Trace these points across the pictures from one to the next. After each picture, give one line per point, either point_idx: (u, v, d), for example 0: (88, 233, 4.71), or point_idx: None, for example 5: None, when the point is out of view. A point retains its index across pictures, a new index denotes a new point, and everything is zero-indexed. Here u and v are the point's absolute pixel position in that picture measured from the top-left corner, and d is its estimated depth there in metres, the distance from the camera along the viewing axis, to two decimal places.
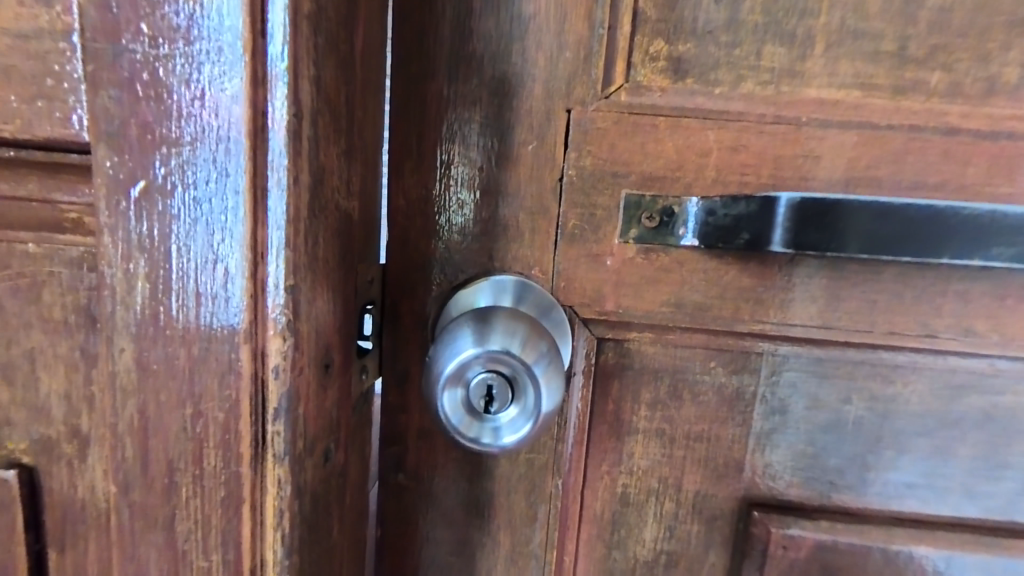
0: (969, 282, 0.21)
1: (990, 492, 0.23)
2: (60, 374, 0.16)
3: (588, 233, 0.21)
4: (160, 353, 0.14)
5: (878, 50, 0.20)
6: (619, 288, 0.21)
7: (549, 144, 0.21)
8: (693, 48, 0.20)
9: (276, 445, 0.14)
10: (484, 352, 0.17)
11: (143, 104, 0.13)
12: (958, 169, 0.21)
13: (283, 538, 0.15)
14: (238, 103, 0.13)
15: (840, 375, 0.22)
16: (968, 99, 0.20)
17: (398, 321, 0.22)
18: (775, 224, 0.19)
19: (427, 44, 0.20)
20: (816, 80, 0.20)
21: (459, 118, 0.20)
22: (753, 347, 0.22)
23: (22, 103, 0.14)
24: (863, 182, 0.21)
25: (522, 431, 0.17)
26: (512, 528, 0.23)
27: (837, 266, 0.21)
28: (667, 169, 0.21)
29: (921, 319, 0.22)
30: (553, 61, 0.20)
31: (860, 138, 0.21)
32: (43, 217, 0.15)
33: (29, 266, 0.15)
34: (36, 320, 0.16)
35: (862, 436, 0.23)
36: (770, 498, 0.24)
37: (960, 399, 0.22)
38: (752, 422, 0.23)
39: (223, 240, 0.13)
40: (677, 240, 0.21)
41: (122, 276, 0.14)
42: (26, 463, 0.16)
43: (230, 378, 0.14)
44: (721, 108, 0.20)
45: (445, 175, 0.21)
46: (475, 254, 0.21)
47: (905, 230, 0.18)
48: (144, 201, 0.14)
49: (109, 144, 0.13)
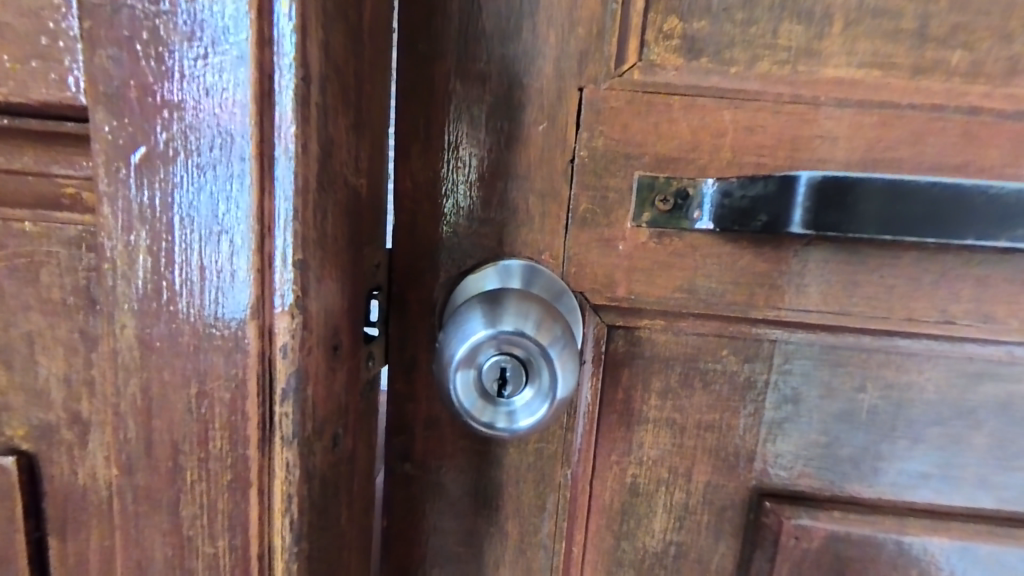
0: (987, 267, 0.21)
1: (1006, 482, 0.23)
2: (59, 357, 0.15)
3: (600, 217, 0.21)
4: (163, 331, 0.14)
5: (898, 29, 0.20)
6: (631, 273, 0.21)
7: (560, 125, 0.20)
8: (708, 26, 0.20)
9: (285, 427, 0.14)
10: (497, 334, 0.17)
11: (143, 64, 0.13)
12: (979, 152, 0.20)
13: (292, 523, 0.14)
14: (244, 65, 0.12)
15: (856, 363, 0.22)
16: (991, 79, 0.20)
17: (405, 307, 0.21)
18: (794, 204, 0.18)
19: (433, 21, 0.19)
20: (834, 59, 0.20)
21: (468, 97, 0.20)
22: (767, 334, 0.22)
23: (17, 69, 0.13)
24: (882, 165, 0.20)
25: (537, 414, 0.17)
26: (520, 518, 0.23)
27: (853, 251, 0.21)
28: (681, 151, 0.20)
29: (938, 305, 0.21)
30: (564, 38, 0.19)
31: (878, 120, 0.20)
32: (39, 193, 0.14)
33: (26, 245, 0.15)
34: (34, 302, 0.15)
35: (876, 425, 0.22)
36: (782, 488, 0.23)
37: (976, 387, 0.22)
38: (764, 410, 0.22)
39: (229, 209, 0.13)
40: (691, 223, 0.20)
41: (122, 249, 0.14)
42: (25, 449, 0.16)
43: (237, 357, 0.14)
44: (737, 88, 0.20)
45: (453, 156, 0.20)
46: (483, 238, 0.21)
47: (928, 210, 0.18)
48: (145, 168, 0.13)
49: (108, 107, 0.13)
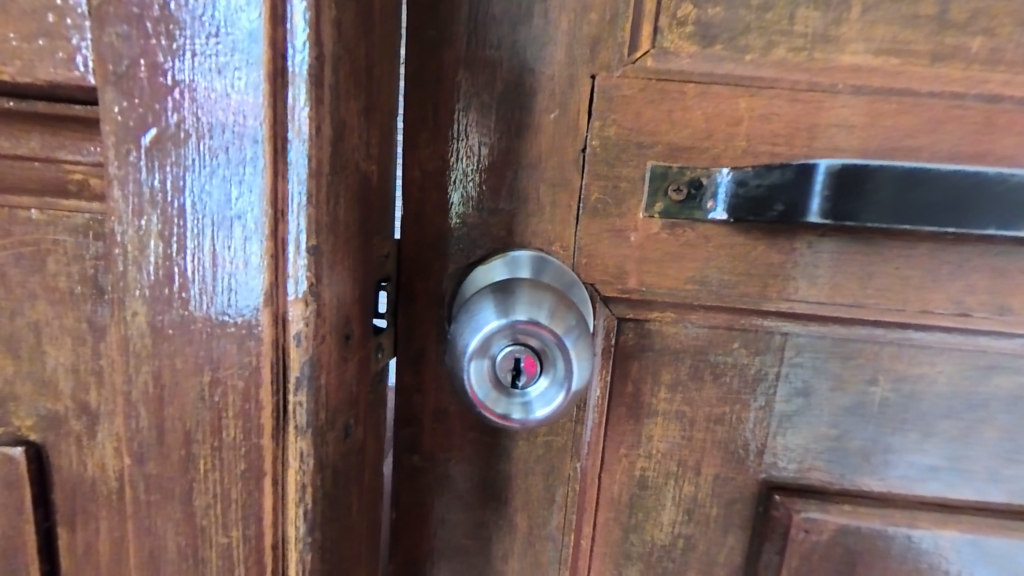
0: (1004, 258, 0.20)
1: (1018, 476, 0.23)
2: (66, 346, 0.15)
3: (611, 207, 0.20)
4: (173, 318, 0.14)
5: (917, 14, 0.19)
6: (642, 265, 0.21)
7: (571, 113, 0.20)
8: (723, 11, 0.19)
9: (298, 416, 0.14)
10: (510, 324, 0.16)
11: (153, 43, 0.12)
12: (998, 140, 0.20)
13: (305, 514, 0.14)
14: (256, 44, 0.12)
15: (868, 356, 0.22)
16: (1012, 66, 0.19)
17: (413, 298, 0.21)
18: (811, 193, 0.18)
19: (443, 6, 0.19)
20: (852, 46, 0.19)
21: (478, 84, 0.19)
22: (778, 326, 0.21)
23: (22, 49, 0.13)
24: (899, 154, 0.20)
25: (552, 404, 0.17)
26: (529, 510, 0.23)
27: (868, 241, 0.20)
28: (694, 139, 0.20)
29: (953, 297, 0.21)
30: (576, 24, 0.19)
31: (895, 108, 0.20)
32: (47, 178, 0.14)
33: (33, 232, 0.15)
34: (41, 290, 0.15)
35: (888, 418, 0.22)
36: (792, 482, 0.23)
37: (990, 380, 0.22)
38: (775, 404, 0.22)
39: (242, 192, 0.13)
40: (704, 213, 0.20)
41: (132, 234, 0.13)
42: (33, 439, 0.16)
43: (249, 344, 0.13)
44: (752, 75, 0.19)
45: (462, 145, 0.20)
46: (493, 228, 0.20)
47: (948, 199, 0.18)
48: (155, 149, 0.13)
49: (116, 87, 0.13)
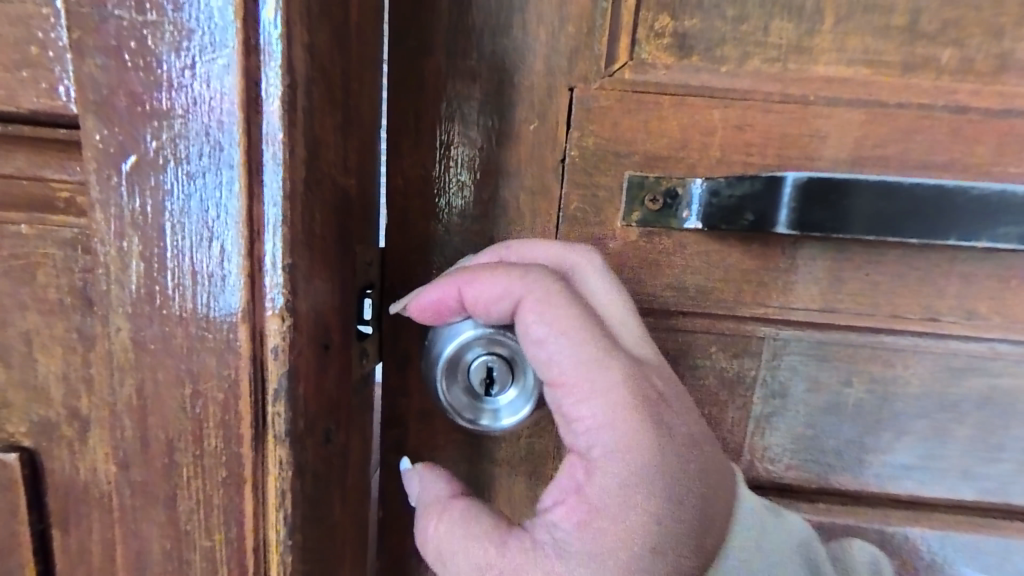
0: (972, 264, 0.21)
1: (989, 474, 0.23)
2: (57, 355, 0.16)
3: (590, 215, 0.21)
4: (156, 333, 0.14)
5: (888, 26, 0.20)
6: (622, 271, 0.21)
7: (550, 123, 0.20)
8: (699, 23, 0.20)
9: (277, 425, 0.14)
10: (483, 335, 0.18)
11: (131, 73, 0.13)
12: (967, 149, 0.20)
13: (285, 517, 0.15)
14: (231, 73, 0.13)
15: (842, 358, 0.22)
16: (980, 76, 0.20)
17: (398, 304, 0.21)
18: (780, 204, 0.19)
19: (425, 19, 0.19)
20: (825, 57, 0.20)
21: (460, 95, 0.20)
22: (754, 330, 0.22)
23: (7, 74, 0.13)
24: (870, 163, 0.20)
25: (518, 412, 0.19)
26: (513, 509, 0.23)
27: (840, 248, 0.21)
28: (671, 149, 0.20)
29: (922, 301, 0.21)
30: (555, 36, 0.19)
31: (868, 118, 0.20)
32: (35, 196, 0.15)
33: (22, 246, 0.15)
34: (32, 301, 0.15)
35: (862, 418, 0.23)
36: (769, 481, 0.24)
37: (961, 381, 0.22)
38: (752, 405, 0.23)
39: (218, 214, 0.13)
40: (680, 222, 0.20)
41: (115, 254, 0.14)
42: (26, 444, 0.16)
43: (228, 358, 0.14)
44: (727, 85, 0.20)
45: (445, 155, 0.20)
46: (475, 236, 0.21)
47: (911, 210, 0.18)
48: (135, 175, 0.13)
49: (97, 115, 0.13)
